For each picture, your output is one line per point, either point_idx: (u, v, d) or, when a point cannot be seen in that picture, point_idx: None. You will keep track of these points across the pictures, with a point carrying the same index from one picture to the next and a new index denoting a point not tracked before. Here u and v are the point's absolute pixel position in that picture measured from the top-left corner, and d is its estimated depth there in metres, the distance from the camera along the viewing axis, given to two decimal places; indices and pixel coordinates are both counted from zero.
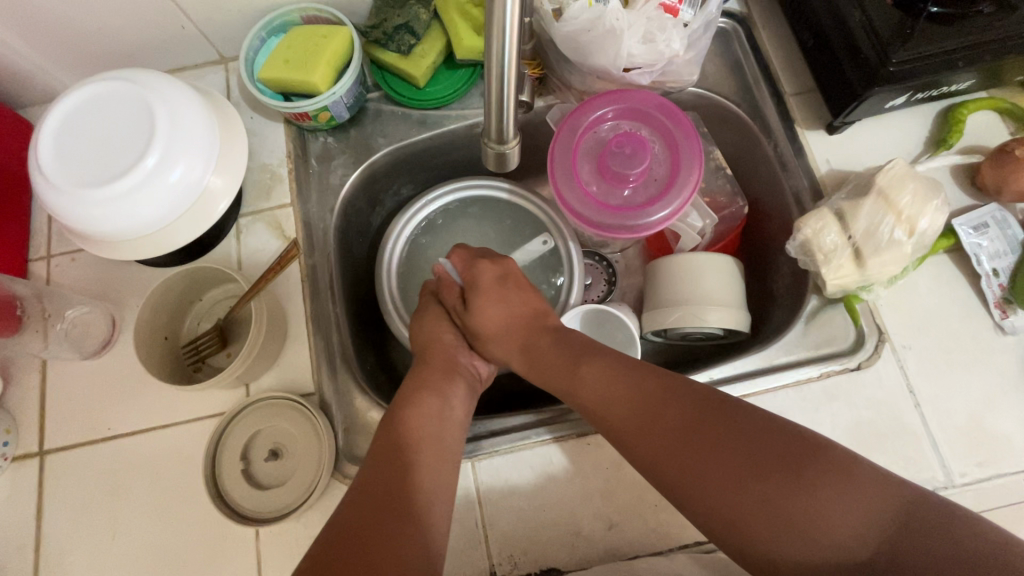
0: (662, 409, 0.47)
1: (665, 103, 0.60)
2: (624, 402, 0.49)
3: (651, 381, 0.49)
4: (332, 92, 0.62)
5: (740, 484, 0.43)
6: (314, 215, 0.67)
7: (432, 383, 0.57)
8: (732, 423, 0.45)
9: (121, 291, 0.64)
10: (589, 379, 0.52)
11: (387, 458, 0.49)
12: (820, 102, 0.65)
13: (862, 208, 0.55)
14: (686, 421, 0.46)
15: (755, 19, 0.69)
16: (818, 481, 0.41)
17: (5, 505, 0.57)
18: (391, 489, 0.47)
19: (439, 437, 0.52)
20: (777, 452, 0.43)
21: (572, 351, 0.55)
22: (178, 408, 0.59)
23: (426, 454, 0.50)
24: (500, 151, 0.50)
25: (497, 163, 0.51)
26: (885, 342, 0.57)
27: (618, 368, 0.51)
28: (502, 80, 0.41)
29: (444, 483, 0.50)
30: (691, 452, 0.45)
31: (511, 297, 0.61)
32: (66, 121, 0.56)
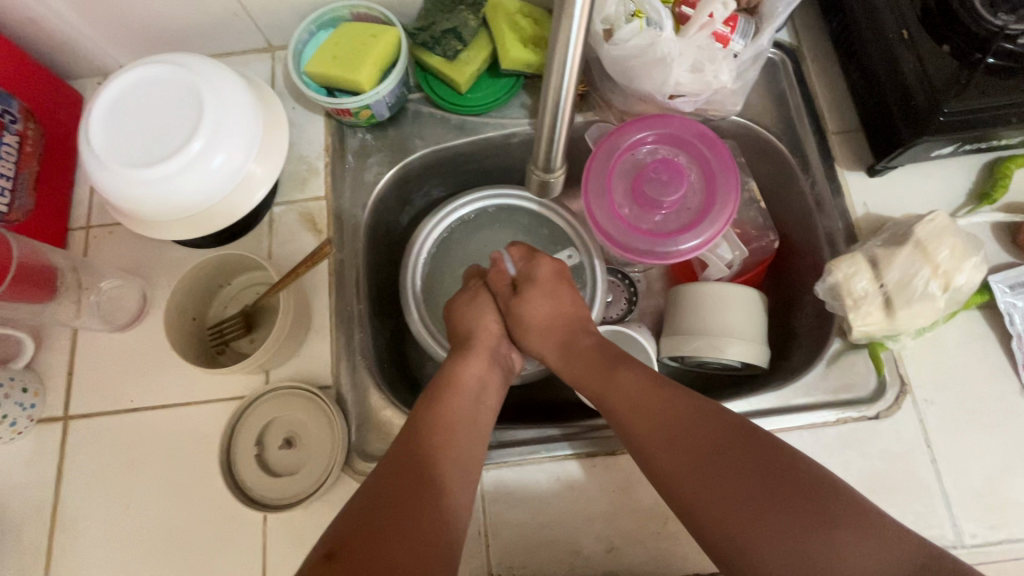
0: (691, 427, 0.47)
1: (706, 132, 0.60)
2: (654, 413, 0.49)
3: (683, 398, 0.50)
4: (376, 91, 0.63)
5: (759, 514, 0.42)
6: (346, 210, 0.68)
7: (465, 368, 0.57)
8: (761, 452, 0.45)
9: (153, 268, 0.65)
10: (623, 387, 0.52)
11: (414, 442, 0.49)
12: (863, 142, 0.64)
13: (897, 259, 0.54)
14: (714, 442, 0.46)
15: (804, 52, 0.68)
16: (840, 524, 0.41)
17: (26, 465, 0.59)
18: (416, 475, 0.47)
19: (466, 423, 0.53)
20: (802, 490, 0.43)
21: (609, 358, 0.56)
22: (199, 388, 0.61)
23: (457, 439, 0.51)
24: (545, 177, 0.57)
25: (541, 188, 0.58)
26: (906, 393, 0.57)
27: (651, 381, 0.52)
28: (557, 107, 0.46)
29: (468, 474, 0.50)
30: (715, 474, 0.45)
31: (560, 293, 0.62)
32: (117, 100, 0.57)
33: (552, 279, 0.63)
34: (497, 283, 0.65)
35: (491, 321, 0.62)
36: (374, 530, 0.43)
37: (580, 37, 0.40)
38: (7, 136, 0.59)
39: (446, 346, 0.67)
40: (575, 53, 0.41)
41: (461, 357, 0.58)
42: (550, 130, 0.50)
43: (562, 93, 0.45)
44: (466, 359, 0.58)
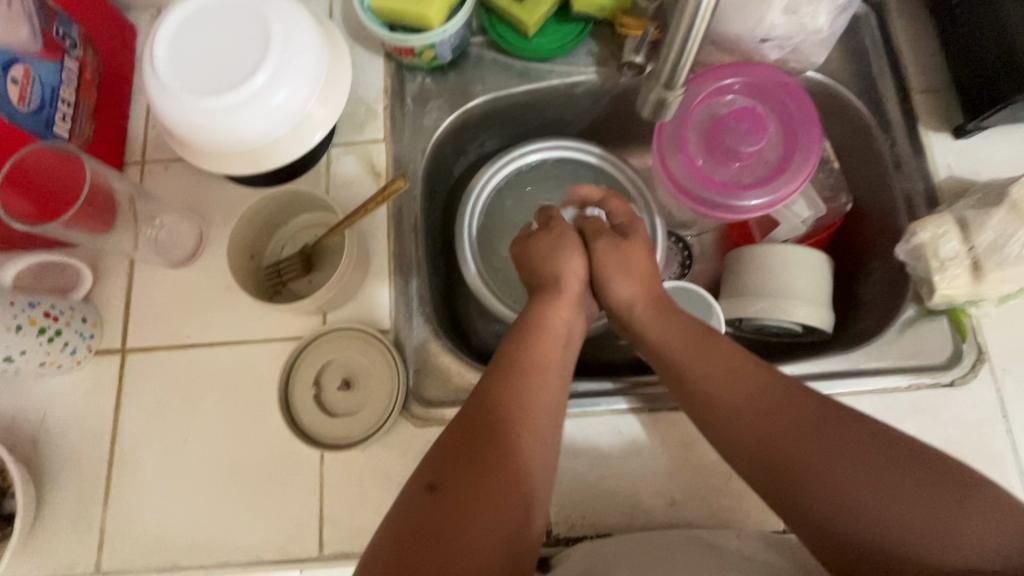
0: (777, 404, 0.47)
1: (791, 83, 0.57)
2: (750, 390, 0.48)
3: (778, 377, 0.49)
4: (444, 30, 0.61)
5: (874, 488, 0.41)
6: (405, 155, 0.66)
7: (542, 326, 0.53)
8: (867, 430, 0.44)
9: (210, 206, 0.64)
10: (713, 361, 0.50)
11: (493, 399, 0.47)
12: (950, 102, 0.61)
13: (990, 221, 0.51)
14: (816, 420, 0.45)
15: (891, 6, 0.64)
16: (959, 499, 0.40)
17: (85, 395, 0.59)
18: (497, 432, 0.46)
19: (549, 387, 0.49)
20: (915, 464, 0.42)
21: (695, 329, 0.53)
22: (258, 326, 0.60)
23: (537, 399, 0.48)
24: (663, 96, 0.49)
25: (654, 108, 0.51)
26: (984, 362, 0.55)
27: (729, 356, 0.50)
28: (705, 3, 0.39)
29: (547, 435, 0.48)
30: (821, 450, 0.44)
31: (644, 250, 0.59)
32: (184, 23, 0.56)
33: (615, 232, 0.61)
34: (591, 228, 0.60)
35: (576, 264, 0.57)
36: (464, 476, 0.43)
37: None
38: (69, 61, 0.58)
39: (501, 298, 0.66)
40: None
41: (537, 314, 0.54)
42: (684, 36, 0.43)
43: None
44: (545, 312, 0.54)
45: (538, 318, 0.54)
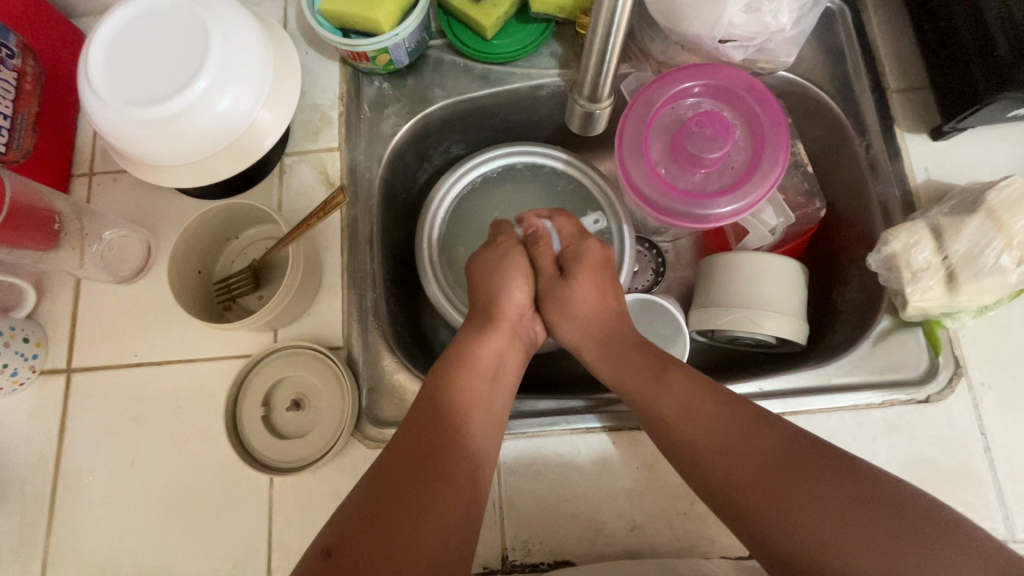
0: (745, 435, 0.44)
1: (757, 85, 0.55)
2: (706, 420, 0.46)
3: (735, 403, 0.46)
4: (395, 33, 0.58)
5: (825, 525, 0.40)
6: (361, 163, 0.64)
7: (484, 346, 0.53)
8: (824, 465, 0.42)
9: (160, 219, 0.62)
10: (667, 389, 0.48)
11: (434, 418, 0.47)
12: (926, 103, 0.58)
13: (965, 229, 0.48)
14: (773, 453, 0.43)
15: (866, 2, 0.62)
16: (916, 538, 0.38)
17: (28, 417, 0.57)
18: (439, 453, 0.45)
19: (486, 419, 0.49)
20: (873, 505, 0.40)
21: (650, 357, 0.52)
22: (206, 344, 0.58)
23: (477, 429, 0.48)
24: (588, 109, 0.52)
25: (582, 123, 0.53)
26: (961, 377, 0.52)
27: (698, 384, 0.48)
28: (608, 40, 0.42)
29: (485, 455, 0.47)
30: (773, 486, 0.42)
31: (605, 280, 0.58)
32: (120, 33, 0.54)
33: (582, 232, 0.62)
34: (540, 259, 0.60)
35: (521, 287, 0.58)
36: (405, 498, 0.42)
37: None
38: (5, 70, 0.56)
39: (464, 312, 0.64)
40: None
41: (480, 335, 0.54)
42: (597, 59, 0.45)
43: (615, 21, 0.41)
44: (485, 333, 0.54)
45: (479, 341, 0.53)
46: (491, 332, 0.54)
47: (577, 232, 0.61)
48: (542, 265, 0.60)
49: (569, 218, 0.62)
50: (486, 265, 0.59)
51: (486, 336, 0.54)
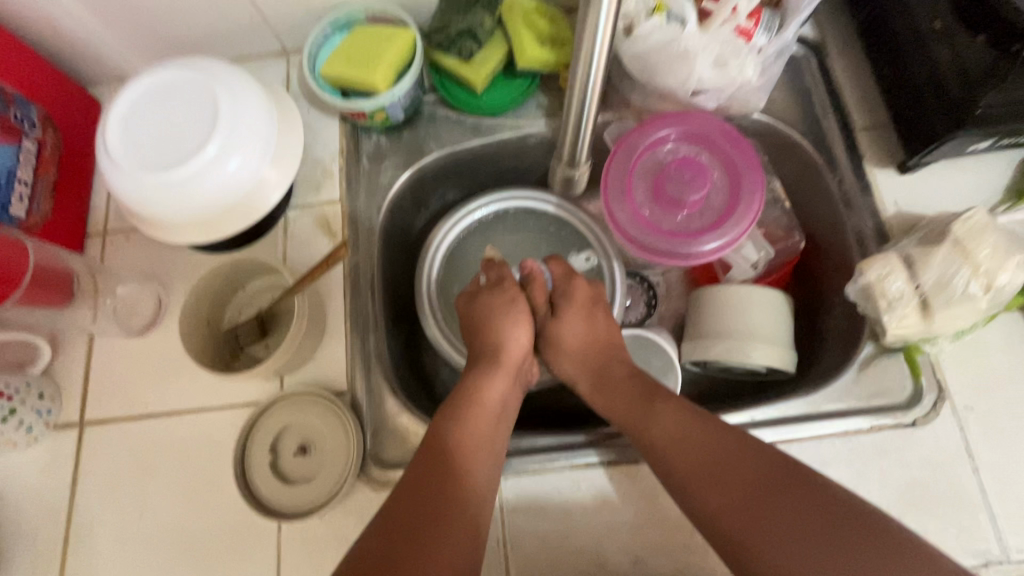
0: (735, 464, 0.46)
1: (730, 131, 0.59)
2: (696, 448, 0.48)
3: (725, 430, 0.48)
4: (392, 93, 0.62)
5: (807, 549, 0.41)
6: (361, 213, 0.67)
7: (490, 387, 0.55)
8: (806, 491, 0.44)
9: (169, 273, 0.65)
10: (659, 419, 0.51)
11: (438, 452, 0.49)
12: (893, 139, 0.62)
13: (934, 259, 0.51)
14: (758, 479, 0.45)
15: (829, 47, 0.66)
16: (895, 563, 0.39)
17: (41, 472, 0.59)
18: (442, 488, 0.47)
19: (488, 455, 0.51)
20: (858, 531, 0.41)
21: (643, 388, 0.54)
22: (215, 393, 0.60)
23: (479, 467, 0.50)
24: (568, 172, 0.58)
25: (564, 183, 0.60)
26: (945, 400, 0.54)
27: (690, 413, 0.50)
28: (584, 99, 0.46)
29: (487, 490, 0.49)
30: (758, 511, 0.44)
31: (597, 319, 0.61)
32: (136, 105, 0.58)
33: (568, 276, 0.64)
34: (536, 301, 0.63)
35: (524, 336, 0.60)
36: (408, 531, 0.43)
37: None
38: (27, 142, 0.60)
39: (462, 351, 0.67)
40: (604, 40, 0.40)
41: (486, 374, 0.56)
42: (576, 116, 0.48)
43: (591, 78, 0.44)
44: (491, 373, 0.56)
45: (486, 380, 0.55)
46: (497, 374, 0.56)
47: (568, 273, 0.64)
48: (537, 307, 0.63)
49: (560, 261, 0.66)
50: (483, 307, 0.61)
51: (492, 375, 0.56)
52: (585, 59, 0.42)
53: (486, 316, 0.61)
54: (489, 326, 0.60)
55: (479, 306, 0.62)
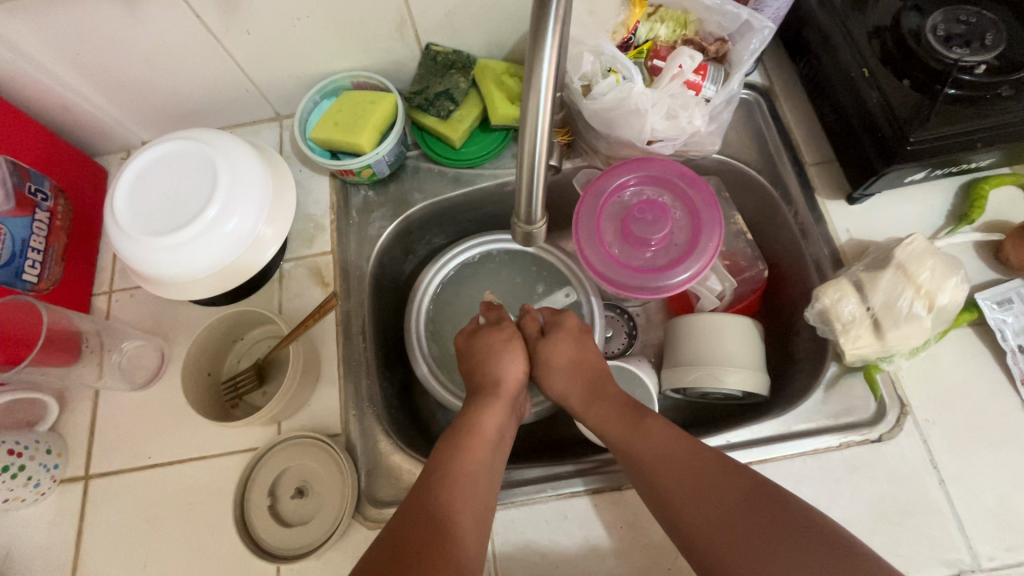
0: (716, 482, 0.49)
1: (687, 172, 0.64)
2: (677, 465, 0.51)
3: (707, 451, 0.51)
4: (377, 152, 0.68)
5: (773, 566, 0.44)
6: (352, 262, 0.72)
7: (486, 416, 0.58)
8: (781, 506, 0.46)
9: (172, 328, 0.69)
10: (646, 436, 0.54)
11: (437, 477, 0.51)
12: (840, 172, 0.67)
13: (880, 282, 0.56)
14: (735, 497, 0.48)
15: (777, 91, 0.72)
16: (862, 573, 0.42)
17: (46, 526, 0.61)
18: (435, 506, 0.49)
19: (481, 482, 0.52)
20: (829, 544, 0.44)
21: (631, 410, 0.57)
22: (215, 441, 0.63)
23: (471, 491, 0.51)
24: (528, 230, 0.52)
25: (523, 240, 0.54)
26: (907, 415, 0.57)
27: (674, 435, 0.53)
28: (533, 179, 0.45)
29: (480, 510, 0.51)
30: (730, 526, 0.46)
31: (588, 342, 0.64)
32: (142, 174, 0.63)
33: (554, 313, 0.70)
34: (528, 328, 0.67)
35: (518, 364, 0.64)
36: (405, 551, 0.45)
37: (550, 72, 0.39)
38: (40, 212, 0.64)
39: (462, 396, 0.70)
40: (545, 122, 0.41)
41: (483, 405, 0.59)
42: (527, 188, 0.47)
43: (535, 168, 0.45)
44: (489, 403, 0.59)
45: (481, 413, 0.58)
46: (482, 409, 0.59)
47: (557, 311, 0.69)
48: (529, 333, 0.67)
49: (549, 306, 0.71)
50: (467, 345, 0.65)
51: (488, 405, 0.59)
52: (528, 149, 0.43)
53: (485, 351, 0.64)
54: (483, 364, 0.63)
55: (478, 343, 0.65)
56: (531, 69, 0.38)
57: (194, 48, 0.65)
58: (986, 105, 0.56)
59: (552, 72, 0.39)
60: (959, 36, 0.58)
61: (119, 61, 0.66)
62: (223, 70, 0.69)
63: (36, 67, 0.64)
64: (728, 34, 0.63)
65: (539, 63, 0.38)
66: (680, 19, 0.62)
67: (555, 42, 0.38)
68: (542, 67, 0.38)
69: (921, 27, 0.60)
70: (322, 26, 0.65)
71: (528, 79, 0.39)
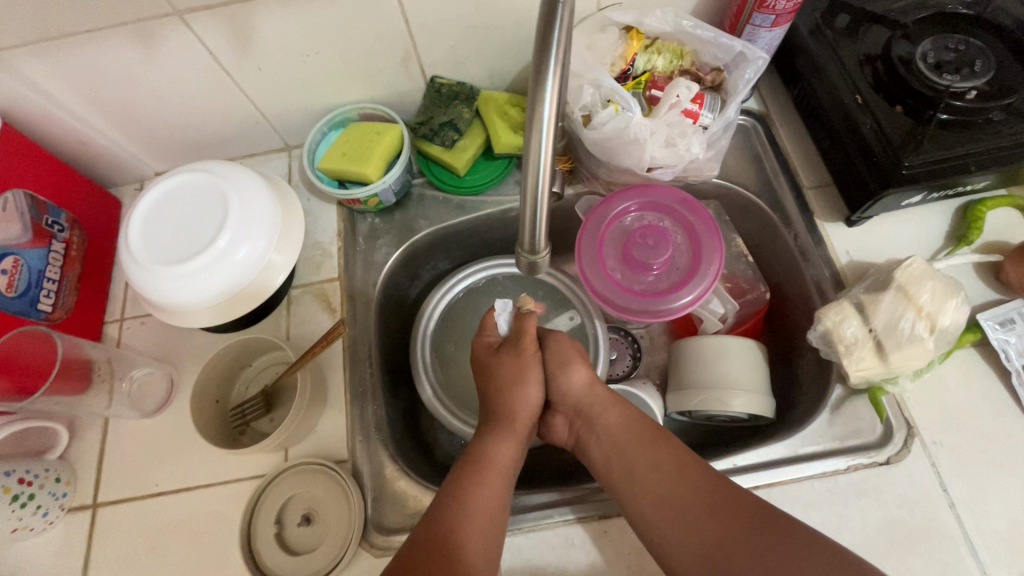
0: (724, 509, 0.50)
1: (687, 198, 0.65)
2: (677, 496, 0.53)
3: (714, 478, 0.53)
4: (383, 181, 0.69)
5: None
6: (358, 288, 0.73)
7: (501, 442, 0.58)
8: (788, 533, 0.48)
9: (181, 355, 0.70)
10: (655, 461, 0.55)
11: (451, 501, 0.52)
12: (837, 195, 0.68)
13: (882, 303, 0.56)
14: (742, 524, 0.49)
15: (773, 117, 0.74)
16: None
17: (53, 556, 0.61)
18: (447, 532, 0.49)
19: (492, 505, 0.53)
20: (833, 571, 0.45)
21: (640, 434, 0.58)
22: (222, 468, 0.63)
23: (484, 515, 0.52)
24: (532, 259, 0.53)
25: (527, 269, 0.55)
26: (914, 437, 0.57)
27: (682, 462, 0.55)
28: (536, 210, 0.46)
29: (493, 534, 0.51)
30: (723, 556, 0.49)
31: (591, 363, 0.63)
32: (156, 205, 0.64)
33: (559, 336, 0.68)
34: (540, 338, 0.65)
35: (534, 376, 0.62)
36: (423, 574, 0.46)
37: (551, 112, 0.40)
38: (56, 243, 0.66)
39: (474, 423, 0.70)
40: (547, 156, 0.42)
41: (497, 433, 0.59)
42: (531, 217, 0.47)
43: (538, 200, 0.46)
44: (505, 431, 0.59)
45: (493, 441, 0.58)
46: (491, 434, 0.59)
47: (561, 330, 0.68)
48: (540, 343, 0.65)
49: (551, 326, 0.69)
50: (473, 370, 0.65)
51: (504, 432, 0.59)
52: (531, 179, 0.44)
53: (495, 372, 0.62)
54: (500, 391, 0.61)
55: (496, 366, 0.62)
56: (533, 105, 0.40)
57: (206, 84, 0.68)
58: (977, 130, 0.58)
59: (553, 107, 0.40)
60: (949, 63, 0.60)
61: (136, 97, 0.68)
62: (236, 105, 0.72)
63: (57, 104, 0.67)
64: (724, 64, 0.65)
65: (539, 106, 0.40)
66: (677, 50, 0.64)
67: (555, 84, 0.40)
68: (543, 107, 0.40)
69: (911, 53, 0.62)
70: (330, 62, 0.67)
71: (529, 115, 0.41)
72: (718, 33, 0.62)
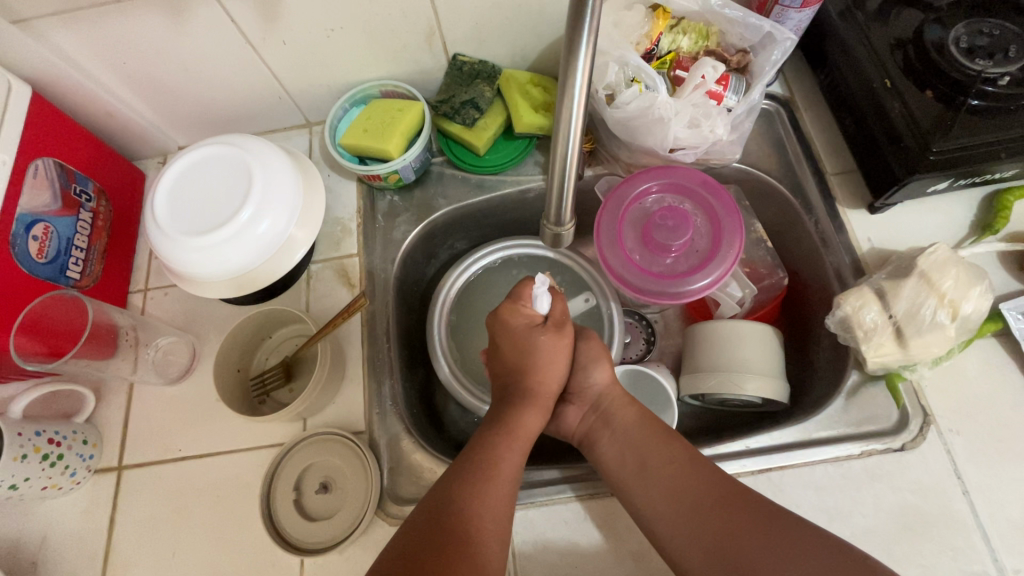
0: (733, 502, 0.51)
1: (709, 180, 0.65)
2: (687, 491, 0.53)
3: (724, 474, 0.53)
4: (404, 158, 0.70)
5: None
6: (378, 266, 0.73)
7: (520, 413, 0.58)
8: (795, 526, 0.48)
9: (204, 326, 0.71)
10: (664, 453, 0.56)
11: (466, 464, 0.53)
12: (861, 182, 0.67)
13: (903, 290, 0.56)
14: (750, 517, 0.50)
15: (797, 102, 0.73)
16: None
17: (81, 515, 0.63)
18: (462, 490, 0.50)
19: (508, 469, 0.53)
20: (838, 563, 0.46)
21: (655, 426, 0.58)
22: (243, 435, 0.65)
23: (499, 477, 0.52)
24: (556, 231, 0.57)
25: (552, 240, 0.59)
26: (931, 424, 0.57)
27: (693, 455, 0.55)
28: (563, 181, 0.50)
29: (507, 497, 0.52)
30: (728, 560, 0.49)
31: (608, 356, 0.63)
32: (181, 176, 0.65)
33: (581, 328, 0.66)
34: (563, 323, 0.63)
35: (557, 360, 0.61)
36: (435, 532, 0.47)
37: (583, 85, 0.42)
38: (83, 212, 0.67)
39: (485, 399, 0.71)
40: (577, 127, 0.45)
41: (518, 404, 0.59)
42: (559, 192, 0.51)
43: (566, 171, 0.49)
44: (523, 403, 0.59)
45: (510, 413, 0.58)
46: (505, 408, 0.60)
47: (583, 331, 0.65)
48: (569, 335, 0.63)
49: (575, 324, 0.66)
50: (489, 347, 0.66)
51: (521, 402, 0.59)
52: (562, 149, 0.47)
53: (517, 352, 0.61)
54: (516, 371, 0.61)
55: (531, 346, 0.60)
56: (565, 79, 0.41)
57: (232, 58, 0.68)
58: (1009, 117, 0.57)
59: (586, 76, 0.42)
60: (982, 48, 0.59)
61: (162, 70, 0.69)
62: (259, 80, 0.72)
63: (87, 77, 0.68)
64: (750, 45, 0.64)
65: (572, 78, 0.41)
66: (702, 30, 0.64)
67: (588, 54, 0.40)
68: (576, 79, 0.41)
69: (944, 39, 0.60)
70: (355, 38, 0.67)
71: (561, 92, 0.43)
72: (746, 13, 0.61)
